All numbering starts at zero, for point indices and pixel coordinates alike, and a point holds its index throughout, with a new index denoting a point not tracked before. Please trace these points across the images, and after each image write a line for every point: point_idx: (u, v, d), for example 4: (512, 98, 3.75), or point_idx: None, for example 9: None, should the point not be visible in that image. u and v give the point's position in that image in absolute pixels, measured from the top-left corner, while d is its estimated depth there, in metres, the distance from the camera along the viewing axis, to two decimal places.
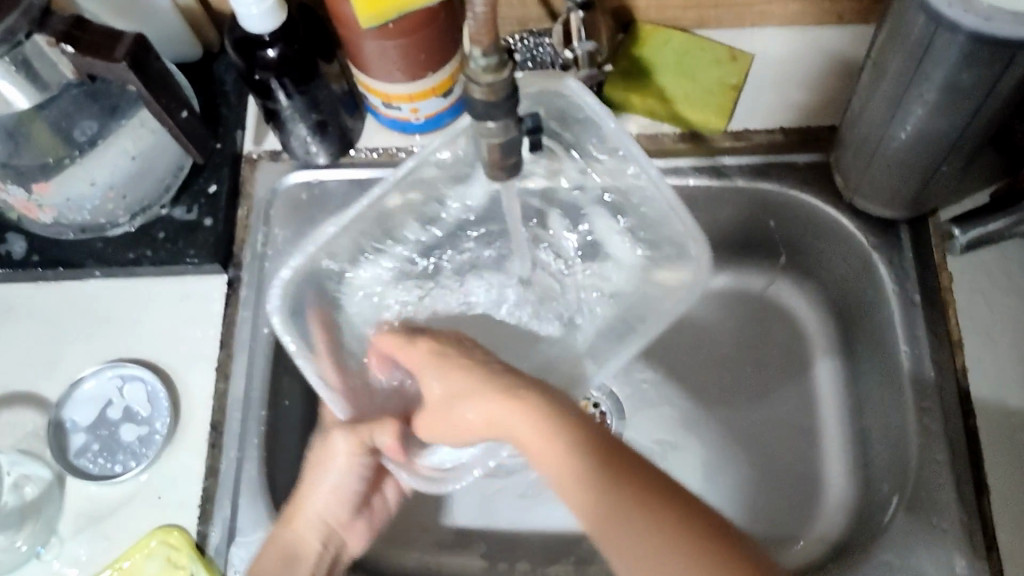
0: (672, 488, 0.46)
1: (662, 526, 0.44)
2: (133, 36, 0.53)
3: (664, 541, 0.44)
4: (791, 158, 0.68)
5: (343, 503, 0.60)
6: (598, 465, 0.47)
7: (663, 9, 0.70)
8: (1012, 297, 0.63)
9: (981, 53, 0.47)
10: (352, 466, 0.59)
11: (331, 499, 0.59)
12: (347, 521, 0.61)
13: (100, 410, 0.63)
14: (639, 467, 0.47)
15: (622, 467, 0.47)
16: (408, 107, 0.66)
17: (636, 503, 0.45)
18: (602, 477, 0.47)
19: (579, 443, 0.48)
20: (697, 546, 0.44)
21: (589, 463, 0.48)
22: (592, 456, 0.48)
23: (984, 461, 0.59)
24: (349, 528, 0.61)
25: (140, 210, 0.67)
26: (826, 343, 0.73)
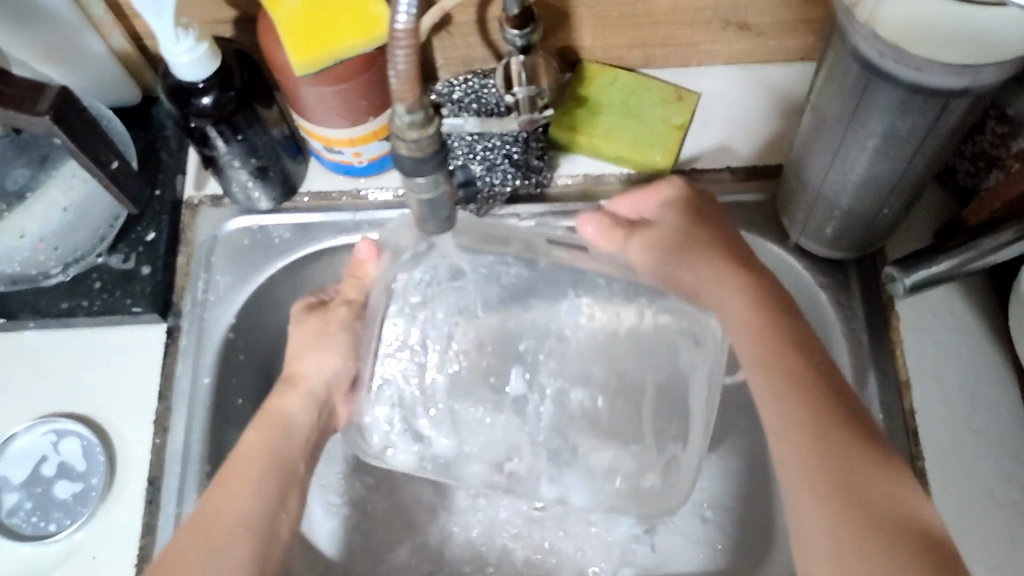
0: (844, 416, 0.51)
1: (812, 490, 0.49)
2: (56, 89, 0.52)
3: (823, 512, 0.48)
4: (740, 198, 0.68)
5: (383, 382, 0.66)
6: (786, 412, 0.52)
7: (607, 49, 0.69)
8: (958, 335, 0.62)
9: (914, 100, 0.46)
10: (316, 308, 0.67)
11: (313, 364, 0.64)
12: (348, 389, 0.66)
13: (33, 468, 0.61)
14: (810, 406, 0.51)
15: (803, 431, 0.51)
16: (350, 151, 0.65)
17: (812, 440, 0.50)
18: (796, 448, 0.50)
19: (772, 380, 0.53)
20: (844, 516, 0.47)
21: (781, 414, 0.52)
22: (774, 383, 0.53)
23: (934, 505, 0.58)
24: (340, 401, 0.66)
25: (74, 260, 0.65)
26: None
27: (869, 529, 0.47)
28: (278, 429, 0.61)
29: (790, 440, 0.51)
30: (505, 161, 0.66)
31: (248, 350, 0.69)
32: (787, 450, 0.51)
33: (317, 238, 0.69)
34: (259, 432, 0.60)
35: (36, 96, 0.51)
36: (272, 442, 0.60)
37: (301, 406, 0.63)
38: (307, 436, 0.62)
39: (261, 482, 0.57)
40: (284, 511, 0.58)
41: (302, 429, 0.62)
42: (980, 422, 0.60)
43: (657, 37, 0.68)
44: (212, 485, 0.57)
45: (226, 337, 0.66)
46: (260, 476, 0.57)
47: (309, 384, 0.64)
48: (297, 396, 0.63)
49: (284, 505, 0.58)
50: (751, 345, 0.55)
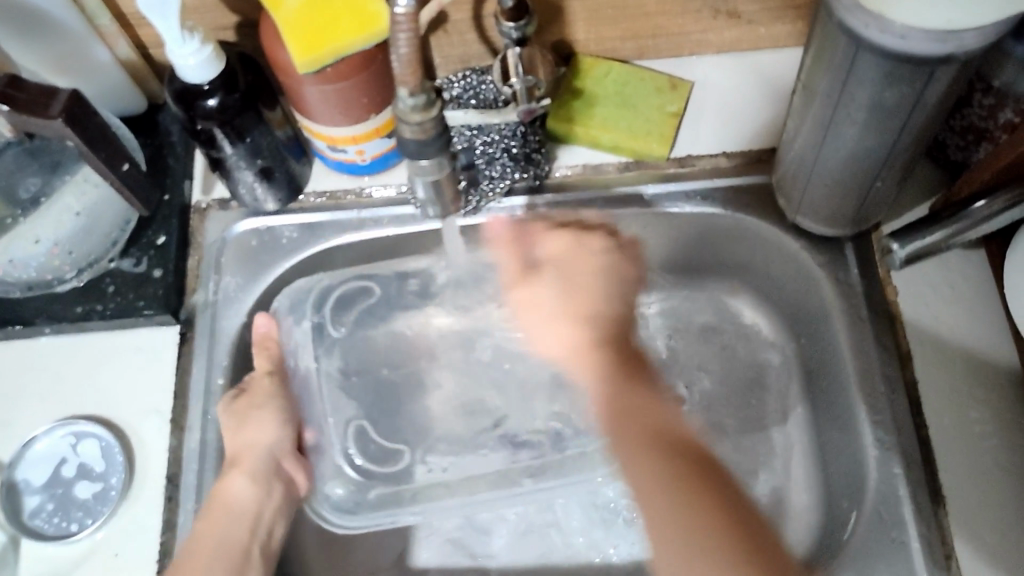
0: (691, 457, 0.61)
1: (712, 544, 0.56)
2: (68, 92, 0.53)
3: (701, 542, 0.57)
4: (735, 181, 0.69)
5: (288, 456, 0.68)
6: (687, 515, 0.58)
7: (601, 41, 0.71)
8: (958, 306, 0.64)
9: (900, 70, 0.48)
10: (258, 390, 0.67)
11: (266, 428, 0.66)
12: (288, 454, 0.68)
13: (53, 470, 0.62)
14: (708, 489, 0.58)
15: (706, 510, 0.58)
16: (353, 149, 0.66)
17: (712, 546, 0.56)
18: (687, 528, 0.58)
19: (682, 491, 0.59)
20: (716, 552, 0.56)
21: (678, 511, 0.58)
22: (683, 507, 0.58)
23: (939, 471, 0.59)
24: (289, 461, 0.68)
25: (87, 265, 0.66)
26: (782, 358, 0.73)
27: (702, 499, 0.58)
28: (226, 517, 0.61)
29: (700, 505, 0.58)
30: (503, 154, 0.67)
31: (260, 350, 0.70)
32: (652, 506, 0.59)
33: (324, 237, 0.70)
34: (203, 534, 0.59)
35: (48, 100, 0.53)
36: (221, 527, 0.60)
37: (248, 486, 0.62)
38: (258, 511, 0.62)
39: (210, 574, 0.58)
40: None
41: (251, 510, 0.62)
42: (982, 390, 0.61)
43: (649, 28, 0.70)
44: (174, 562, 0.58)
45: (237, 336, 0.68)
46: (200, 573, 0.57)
47: (252, 460, 0.64)
48: (242, 473, 0.63)
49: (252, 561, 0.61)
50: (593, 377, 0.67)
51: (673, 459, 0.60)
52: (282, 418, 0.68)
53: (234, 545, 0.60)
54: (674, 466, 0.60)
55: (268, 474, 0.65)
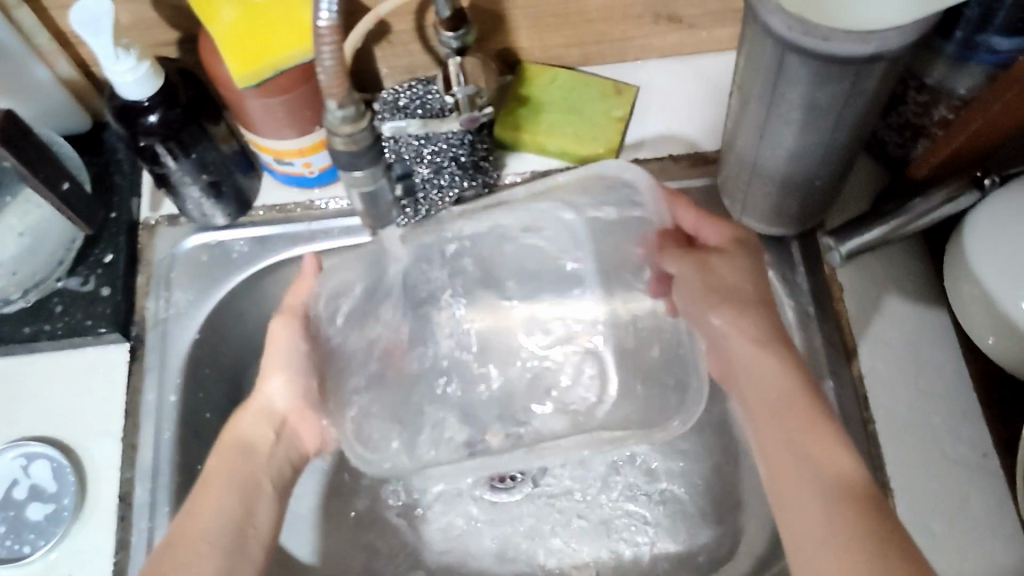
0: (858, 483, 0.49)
1: None
2: (2, 113, 0.53)
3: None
4: (682, 184, 0.70)
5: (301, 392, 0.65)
6: (826, 533, 0.48)
7: (545, 49, 0.71)
8: (901, 300, 0.64)
9: (828, 70, 0.48)
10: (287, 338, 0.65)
11: (281, 380, 0.64)
12: (302, 409, 0.66)
13: (4, 492, 0.62)
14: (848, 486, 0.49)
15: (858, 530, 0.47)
16: (300, 161, 0.66)
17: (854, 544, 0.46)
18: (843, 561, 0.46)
19: (839, 509, 0.48)
20: None
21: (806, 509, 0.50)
22: (819, 524, 0.49)
23: (887, 464, 0.60)
24: (302, 416, 0.66)
25: (33, 285, 0.66)
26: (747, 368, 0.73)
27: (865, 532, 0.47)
28: (238, 452, 0.61)
29: (847, 514, 0.48)
30: (450, 163, 0.67)
31: (213, 365, 0.70)
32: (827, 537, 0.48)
33: (275, 249, 0.70)
34: (220, 465, 0.59)
35: None
36: (233, 462, 0.59)
37: (281, 390, 0.65)
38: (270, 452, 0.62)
39: (226, 500, 0.57)
40: (252, 526, 0.57)
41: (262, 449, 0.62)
42: (927, 381, 0.62)
43: (591, 34, 0.70)
44: (192, 491, 0.57)
45: (189, 352, 0.67)
46: (220, 498, 0.57)
47: (264, 407, 0.64)
48: (257, 417, 0.63)
49: (255, 516, 0.58)
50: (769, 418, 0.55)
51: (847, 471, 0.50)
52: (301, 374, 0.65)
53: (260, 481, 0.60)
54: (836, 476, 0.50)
55: (277, 423, 0.64)
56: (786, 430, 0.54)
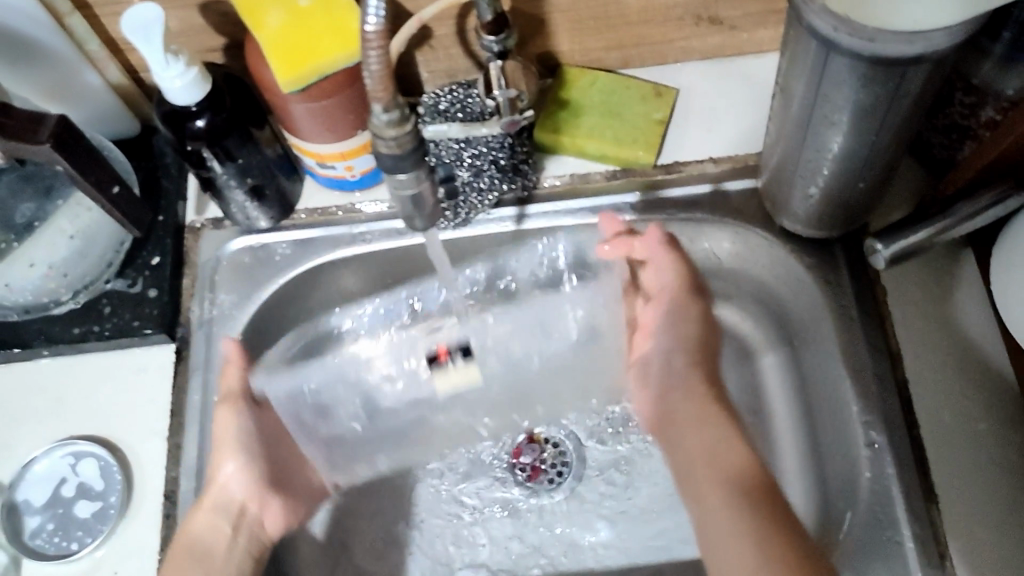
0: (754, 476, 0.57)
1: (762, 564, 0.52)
2: (56, 118, 0.54)
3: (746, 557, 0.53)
4: (723, 186, 0.70)
5: (246, 477, 0.64)
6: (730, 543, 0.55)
7: (585, 52, 0.72)
8: (945, 304, 0.64)
9: (872, 71, 0.48)
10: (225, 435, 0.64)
11: (238, 483, 0.64)
12: (255, 495, 0.65)
13: (53, 490, 0.63)
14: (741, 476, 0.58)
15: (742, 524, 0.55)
16: (342, 165, 0.67)
17: (715, 495, 0.57)
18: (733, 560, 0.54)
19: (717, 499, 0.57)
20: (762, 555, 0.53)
21: (711, 513, 0.57)
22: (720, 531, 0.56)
23: (931, 468, 0.59)
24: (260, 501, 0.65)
25: (83, 287, 0.67)
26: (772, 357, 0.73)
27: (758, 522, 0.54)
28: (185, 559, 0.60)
29: (747, 511, 0.55)
30: (490, 167, 0.67)
31: (256, 365, 0.71)
32: (735, 524, 0.55)
33: (317, 253, 0.71)
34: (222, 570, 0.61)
35: (36, 126, 0.54)
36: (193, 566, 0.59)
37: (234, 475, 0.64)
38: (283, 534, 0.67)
39: None
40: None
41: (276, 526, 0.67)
42: (973, 387, 0.61)
43: (632, 37, 0.70)
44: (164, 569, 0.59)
45: None
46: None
47: (215, 502, 0.62)
48: (213, 506, 0.62)
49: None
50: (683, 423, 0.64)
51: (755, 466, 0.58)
52: (249, 462, 0.65)
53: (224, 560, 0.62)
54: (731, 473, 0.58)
55: (233, 516, 0.63)
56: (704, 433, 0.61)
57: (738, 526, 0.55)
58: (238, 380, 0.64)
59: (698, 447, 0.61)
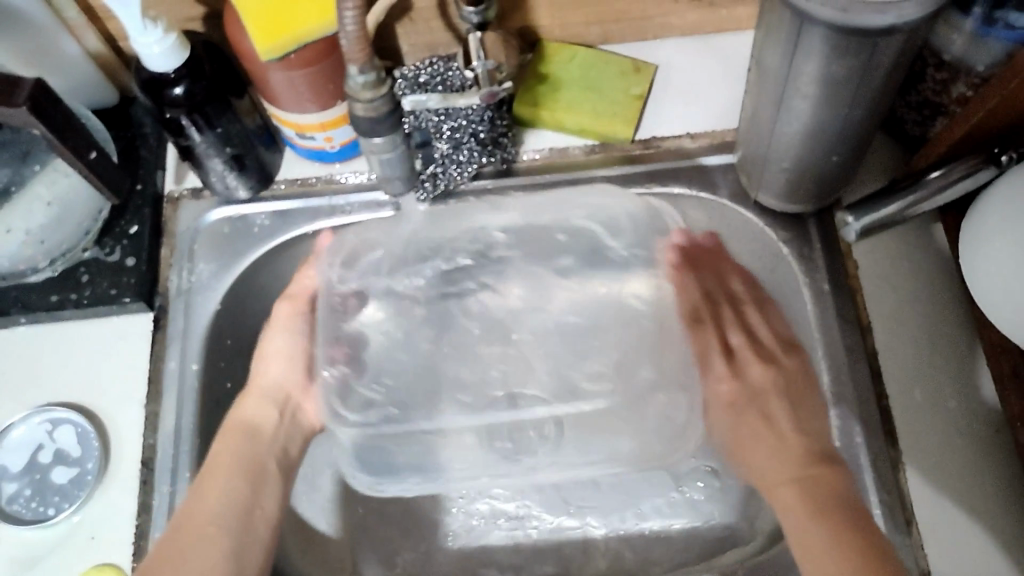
0: (866, 528, 0.56)
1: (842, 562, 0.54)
2: (33, 81, 0.54)
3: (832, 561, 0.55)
4: (699, 162, 0.70)
5: (291, 366, 0.73)
6: (838, 559, 0.55)
7: (564, 27, 0.72)
8: (917, 278, 0.65)
9: (843, 43, 0.49)
10: (292, 327, 0.73)
11: (281, 366, 0.72)
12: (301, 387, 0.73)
13: (30, 456, 0.63)
14: (830, 519, 0.57)
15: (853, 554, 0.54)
16: (322, 136, 0.67)
17: (833, 527, 0.56)
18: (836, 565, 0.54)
19: (835, 527, 0.56)
20: (855, 556, 0.54)
21: (829, 553, 0.55)
22: (840, 554, 0.55)
23: (900, 437, 0.60)
24: (302, 393, 0.73)
25: (61, 255, 0.67)
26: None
27: (860, 554, 0.54)
28: (228, 470, 0.64)
29: (845, 538, 0.56)
30: (471, 139, 0.67)
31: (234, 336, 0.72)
32: (829, 549, 0.55)
33: (296, 224, 0.71)
34: (241, 451, 0.66)
35: (13, 89, 0.54)
36: (236, 445, 0.66)
37: (260, 411, 0.69)
38: (272, 436, 0.69)
39: (226, 492, 0.63)
40: (252, 507, 0.63)
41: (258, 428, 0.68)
42: (941, 358, 0.62)
43: (611, 13, 0.71)
44: (193, 483, 0.62)
45: (212, 321, 0.69)
46: (229, 466, 0.64)
47: (249, 469, 0.65)
48: (258, 400, 0.70)
49: (258, 504, 0.64)
50: (771, 468, 0.64)
51: (841, 507, 0.57)
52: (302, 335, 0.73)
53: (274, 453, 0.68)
54: (833, 527, 0.56)
55: (280, 402, 0.71)
56: (802, 484, 0.61)
57: (821, 535, 0.56)
58: (307, 283, 0.72)
59: (793, 490, 0.61)
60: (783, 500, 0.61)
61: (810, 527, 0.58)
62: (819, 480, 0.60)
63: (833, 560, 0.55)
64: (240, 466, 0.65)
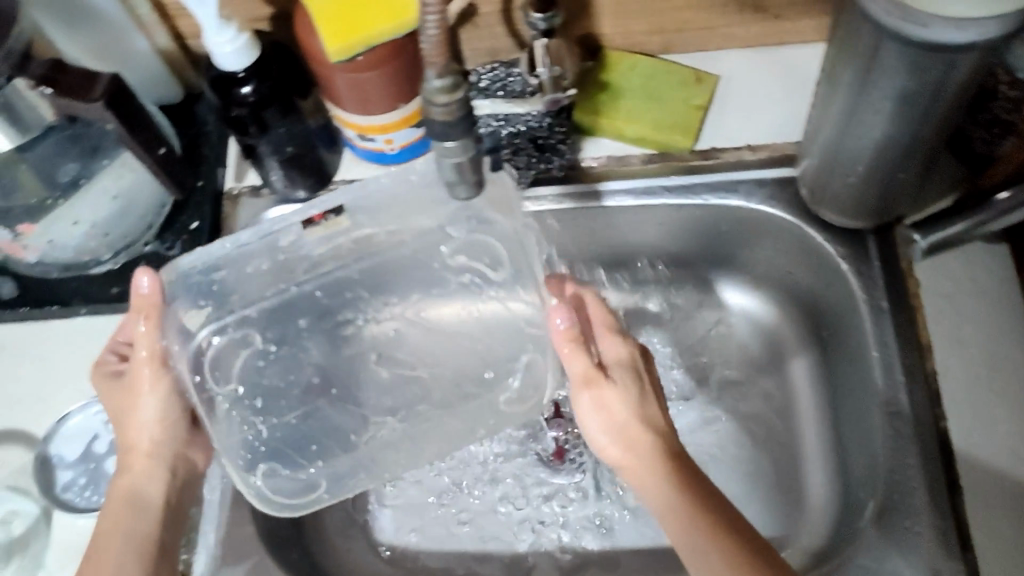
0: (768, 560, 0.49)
1: None
2: (109, 77, 0.56)
3: None
4: (758, 175, 0.70)
5: (161, 426, 0.62)
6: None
7: (628, 36, 0.72)
8: (979, 299, 0.64)
9: (919, 59, 0.48)
10: (154, 387, 0.61)
11: (154, 422, 0.62)
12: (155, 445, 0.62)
13: (86, 446, 0.64)
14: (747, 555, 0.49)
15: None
16: (382, 138, 0.68)
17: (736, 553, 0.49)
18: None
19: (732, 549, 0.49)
20: None
21: (717, 563, 0.49)
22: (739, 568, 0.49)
23: (959, 460, 0.59)
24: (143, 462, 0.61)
25: (124, 247, 0.68)
26: (803, 360, 0.73)
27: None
28: (116, 543, 0.56)
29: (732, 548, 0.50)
30: (529, 144, 0.68)
31: None
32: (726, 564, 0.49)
33: None
34: (151, 533, 0.58)
35: (90, 83, 0.55)
36: (129, 522, 0.58)
37: (157, 480, 0.61)
38: (162, 503, 0.60)
39: (125, 561, 0.55)
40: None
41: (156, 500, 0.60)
42: (1004, 382, 0.61)
43: (675, 23, 0.70)
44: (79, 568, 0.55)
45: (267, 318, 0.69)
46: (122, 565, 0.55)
47: (156, 524, 0.59)
48: (141, 463, 0.61)
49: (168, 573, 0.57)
50: (634, 471, 0.56)
51: (740, 532, 0.51)
52: (173, 395, 0.63)
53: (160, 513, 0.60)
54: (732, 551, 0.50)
55: (168, 461, 0.62)
56: (690, 489, 0.53)
57: (721, 553, 0.50)
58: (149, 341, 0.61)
59: (672, 497, 0.53)
60: (665, 515, 0.53)
61: (695, 526, 0.51)
62: (674, 503, 0.53)
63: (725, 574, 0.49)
64: (137, 543, 0.57)
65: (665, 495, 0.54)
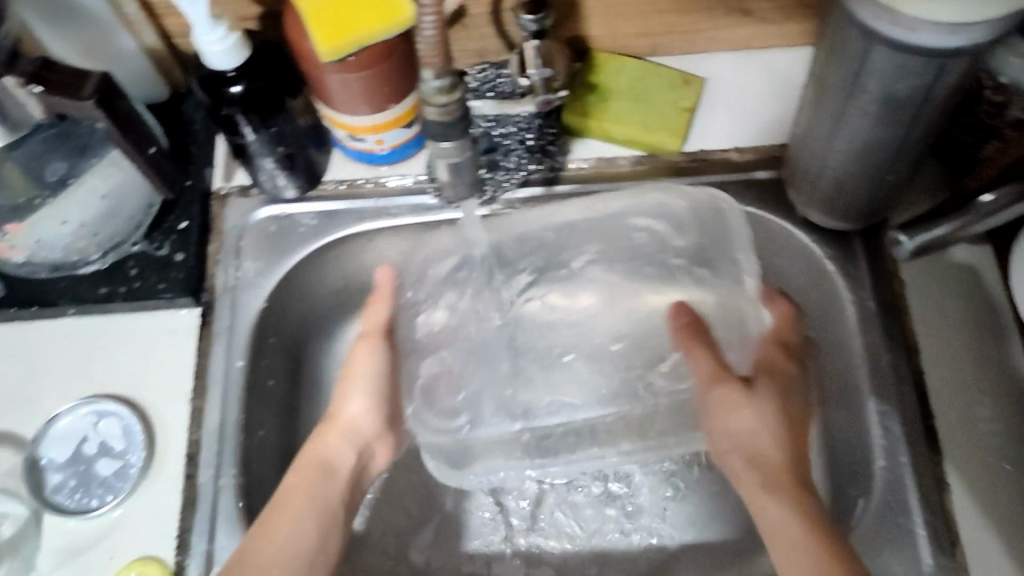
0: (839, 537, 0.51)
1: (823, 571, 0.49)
2: (99, 74, 0.55)
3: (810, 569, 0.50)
4: (744, 177, 0.71)
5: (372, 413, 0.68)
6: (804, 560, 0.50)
7: (615, 38, 0.72)
8: (964, 299, 0.65)
9: (908, 63, 0.49)
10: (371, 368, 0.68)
11: (360, 405, 0.67)
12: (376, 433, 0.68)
13: (75, 447, 0.64)
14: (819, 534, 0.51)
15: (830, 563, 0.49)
16: (373, 138, 0.68)
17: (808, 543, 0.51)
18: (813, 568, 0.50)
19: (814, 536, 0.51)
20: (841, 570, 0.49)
21: (793, 553, 0.51)
22: (801, 551, 0.51)
23: (945, 457, 0.60)
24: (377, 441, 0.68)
25: (112, 247, 0.68)
26: None
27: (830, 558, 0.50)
28: (291, 518, 0.58)
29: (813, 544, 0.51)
30: (519, 145, 0.69)
31: (277, 334, 0.72)
32: (803, 550, 0.51)
33: (341, 224, 0.72)
34: (330, 493, 0.62)
35: (80, 82, 0.55)
36: (310, 484, 0.61)
37: (341, 452, 0.65)
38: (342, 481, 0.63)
39: (302, 522, 0.58)
40: (322, 552, 0.59)
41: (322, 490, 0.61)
42: (990, 380, 0.62)
43: (663, 25, 0.71)
44: (264, 512, 0.59)
45: (258, 318, 0.69)
46: (284, 544, 0.57)
47: (331, 506, 0.61)
48: (338, 438, 0.65)
49: (324, 552, 0.59)
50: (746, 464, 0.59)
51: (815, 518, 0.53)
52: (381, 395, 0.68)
53: (343, 492, 0.63)
54: (803, 527, 0.52)
55: (359, 444, 0.66)
56: (768, 483, 0.57)
57: (797, 537, 0.52)
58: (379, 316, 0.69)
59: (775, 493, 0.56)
60: (764, 513, 0.55)
61: (775, 488, 0.56)
62: (770, 471, 0.57)
63: (802, 555, 0.51)
64: (313, 504, 0.60)
65: (765, 514, 0.55)
